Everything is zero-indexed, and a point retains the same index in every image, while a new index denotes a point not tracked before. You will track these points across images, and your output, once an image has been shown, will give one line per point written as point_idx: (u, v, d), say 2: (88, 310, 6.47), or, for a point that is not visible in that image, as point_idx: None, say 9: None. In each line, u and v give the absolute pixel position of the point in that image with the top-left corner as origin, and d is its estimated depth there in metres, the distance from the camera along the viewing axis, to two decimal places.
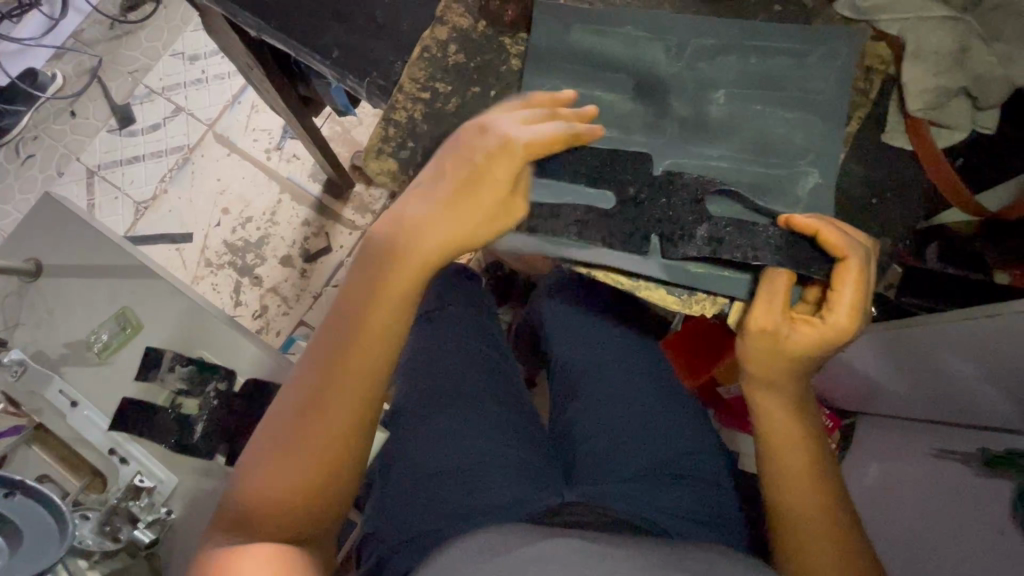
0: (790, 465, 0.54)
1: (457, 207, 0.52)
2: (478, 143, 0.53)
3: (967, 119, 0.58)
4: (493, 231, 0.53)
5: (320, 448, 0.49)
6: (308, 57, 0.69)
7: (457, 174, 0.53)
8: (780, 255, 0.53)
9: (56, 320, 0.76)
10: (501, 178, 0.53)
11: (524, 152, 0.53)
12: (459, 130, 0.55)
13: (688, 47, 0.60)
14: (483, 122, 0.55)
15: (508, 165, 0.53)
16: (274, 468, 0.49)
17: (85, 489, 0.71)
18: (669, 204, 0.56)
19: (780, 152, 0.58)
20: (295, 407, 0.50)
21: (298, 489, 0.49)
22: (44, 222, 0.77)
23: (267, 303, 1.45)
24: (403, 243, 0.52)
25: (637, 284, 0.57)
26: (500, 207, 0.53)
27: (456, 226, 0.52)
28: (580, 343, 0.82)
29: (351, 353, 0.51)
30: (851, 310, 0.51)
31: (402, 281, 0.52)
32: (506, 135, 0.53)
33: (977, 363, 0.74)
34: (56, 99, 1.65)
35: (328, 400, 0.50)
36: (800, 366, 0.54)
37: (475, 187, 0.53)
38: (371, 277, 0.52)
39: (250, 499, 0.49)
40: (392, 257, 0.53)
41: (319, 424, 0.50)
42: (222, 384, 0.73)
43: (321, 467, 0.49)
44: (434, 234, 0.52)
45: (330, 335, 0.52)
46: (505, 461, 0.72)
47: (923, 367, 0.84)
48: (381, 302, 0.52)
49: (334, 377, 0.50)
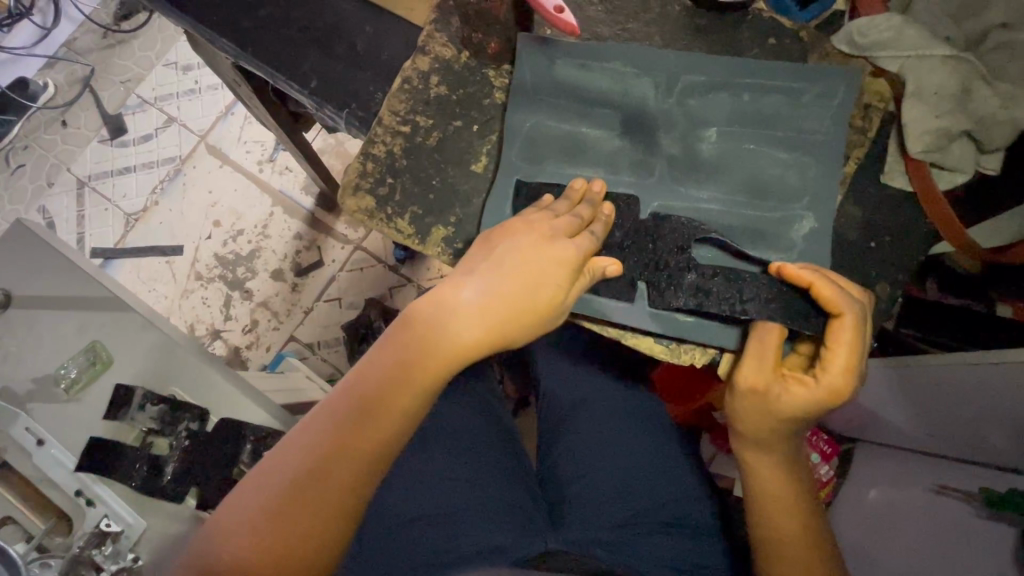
0: (782, 528, 0.52)
1: (500, 301, 0.50)
2: (530, 238, 0.51)
3: (970, 161, 0.56)
4: (530, 331, 0.51)
5: (310, 522, 0.47)
6: (287, 85, 0.66)
7: (511, 259, 0.50)
8: (770, 308, 0.50)
9: (24, 352, 0.73)
10: (558, 282, 0.50)
11: (579, 260, 0.51)
12: (504, 224, 0.53)
13: (679, 82, 0.57)
14: (530, 219, 0.52)
15: (564, 270, 0.50)
16: (255, 532, 0.46)
17: (50, 532, 0.68)
18: (655, 250, 0.54)
19: (774, 194, 0.56)
20: (295, 469, 0.48)
21: (274, 553, 0.46)
22: (16, 250, 0.75)
23: (257, 317, 1.42)
24: (444, 327, 0.51)
25: (625, 332, 0.55)
26: (547, 307, 0.50)
27: (494, 322, 0.50)
28: (574, 384, 0.79)
29: (362, 432, 0.49)
30: (847, 370, 0.47)
31: (427, 370, 0.51)
32: (561, 237, 0.51)
33: (982, 405, 0.72)
34: (48, 109, 1.63)
35: (329, 477, 0.48)
36: (791, 425, 0.51)
37: (524, 288, 0.50)
38: (401, 360, 0.51)
39: (225, 562, 0.46)
40: (422, 341, 0.51)
41: (313, 494, 0.47)
42: (194, 424, 0.70)
43: (304, 542, 0.46)
44: (468, 323, 0.50)
45: (344, 405, 0.50)
46: (483, 506, 0.69)
47: (926, 402, 0.80)
48: (404, 390, 0.50)
49: (340, 450, 0.48)
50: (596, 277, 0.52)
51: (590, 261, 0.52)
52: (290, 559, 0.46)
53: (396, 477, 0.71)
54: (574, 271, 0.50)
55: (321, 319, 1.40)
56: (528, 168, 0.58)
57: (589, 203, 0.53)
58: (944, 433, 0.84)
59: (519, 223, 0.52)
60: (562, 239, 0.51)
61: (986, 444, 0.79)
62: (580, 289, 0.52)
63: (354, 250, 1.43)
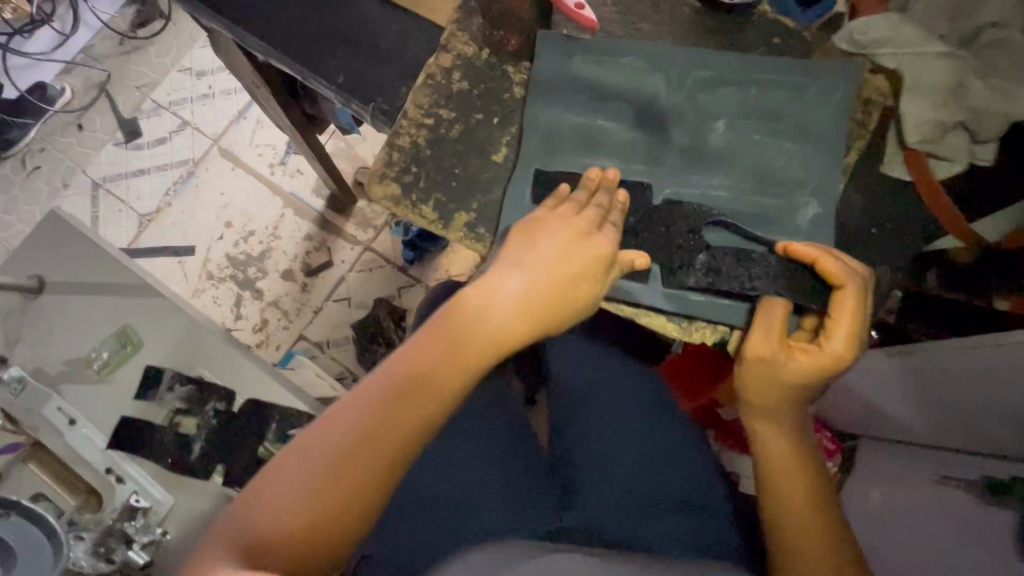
0: (792, 495, 0.54)
1: (537, 291, 0.53)
2: (564, 230, 0.54)
3: (964, 152, 0.59)
4: (564, 320, 0.54)
5: (351, 487, 0.46)
6: (314, 81, 0.69)
7: (548, 249, 0.54)
8: (778, 284, 0.54)
9: (56, 336, 0.76)
10: (591, 272, 0.54)
11: (610, 255, 0.54)
12: (541, 219, 0.56)
13: (689, 77, 0.61)
14: (565, 214, 0.56)
15: (595, 264, 0.54)
16: (298, 493, 0.45)
17: (80, 508, 0.71)
18: (668, 233, 0.57)
19: (780, 183, 0.59)
20: (336, 445, 0.47)
21: (313, 527, 0.45)
22: (49, 239, 0.78)
23: (268, 316, 1.45)
24: (487, 308, 0.53)
25: (639, 311, 0.58)
26: (581, 298, 0.54)
27: (530, 312, 0.53)
28: (584, 371, 0.81)
29: (403, 412, 0.48)
30: (849, 339, 0.51)
31: (467, 357, 0.52)
32: (595, 234, 0.55)
33: (977, 387, 0.76)
34: (64, 113, 1.67)
35: (375, 445, 0.47)
36: (795, 393, 0.55)
37: (559, 280, 0.53)
38: (442, 344, 0.52)
39: (264, 522, 0.44)
40: (462, 327, 0.52)
41: (354, 469, 0.46)
42: (220, 404, 0.73)
43: (342, 518, 0.45)
44: (506, 312, 0.53)
45: (385, 384, 0.49)
46: (498, 485, 0.72)
47: (923, 387, 0.85)
48: (444, 374, 0.51)
49: (382, 428, 0.47)
50: (623, 270, 0.56)
51: (618, 256, 0.55)
52: (328, 534, 0.45)
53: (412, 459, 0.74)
54: (604, 265, 0.54)
55: (330, 318, 1.43)
56: (546, 157, 0.61)
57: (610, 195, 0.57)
58: (942, 419, 0.88)
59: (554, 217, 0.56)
60: (592, 233, 0.55)
61: (981, 430, 0.83)
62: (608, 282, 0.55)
63: (363, 251, 1.46)
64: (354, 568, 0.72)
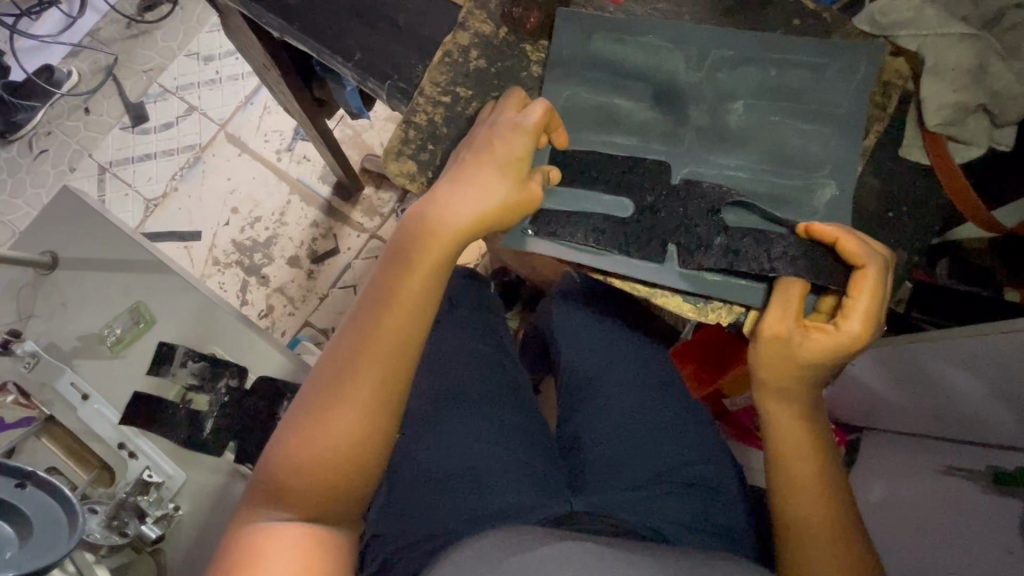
0: (797, 468, 0.55)
1: (481, 191, 0.53)
2: (483, 135, 0.56)
3: (984, 135, 0.59)
4: (514, 211, 0.54)
5: (346, 417, 0.49)
6: (329, 59, 0.68)
7: (475, 153, 0.55)
8: (796, 266, 0.55)
9: (70, 313, 0.76)
10: (519, 161, 0.55)
11: (532, 132, 0.55)
12: (470, 135, 0.58)
13: (709, 57, 0.61)
14: (488, 121, 0.58)
15: (521, 144, 0.55)
16: (300, 440, 0.49)
17: (92, 483, 0.72)
18: (686, 212, 0.58)
19: (798, 164, 0.59)
20: (322, 387, 0.51)
21: (324, 469, 0.48)
22: (63, 216, 0.78)
23: (273, 302, 1.43)
24: (436, 226, 0.54)
25: (654, 291, 0.59)
26: (521, 191, 0.55)
27: (481, 209, 0.53)
28: (596, 353, 0.82)
29: (380, 338, 0.52)
30: (865, 318, 0.52)
31: (424, 271, 0.54)
32: (513, 121, 0.56)
33: (970, 378, 0.75)
34: (71, 97, 1.65)
35: (359, 376, 0.50)
36: (811, 373, 0.55)
37: (493, 169, 0.54)
38: (402, 269, 0.54)
39: (277, 472, 0.49)
40: (418, 245, 0.54)
41: (345, 401, 0.50)
42: (233, 381, 0.73)
43: (344, 453, 0.49)
44: (458, 221, 0.53)
45: (356, 322, 0.52)
46: (509, 464, 0.71)
47: (915, 379, 0.84)
48: (406, 291, 0.53)
49: (361, 359, 0.51)
50: (549, 181, 0.58)
51: (541, 168, 0.58)
52: (341, 475, 0.49)
53: (422, 440, 0.73)
54: (531, 144, 0.55)
55: (335, 305, 1.42)
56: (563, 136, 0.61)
57: (525, 102, 0.59)
58: (942, 411, 0.86)
59: (478, 128, 0.58)
60: (510, 125, 0.56)
61: (982, 422, 0.81)
62: (539, 172, 0.57)
63: (369, 239, 1.45)
64: (363, 548, 0.72)
